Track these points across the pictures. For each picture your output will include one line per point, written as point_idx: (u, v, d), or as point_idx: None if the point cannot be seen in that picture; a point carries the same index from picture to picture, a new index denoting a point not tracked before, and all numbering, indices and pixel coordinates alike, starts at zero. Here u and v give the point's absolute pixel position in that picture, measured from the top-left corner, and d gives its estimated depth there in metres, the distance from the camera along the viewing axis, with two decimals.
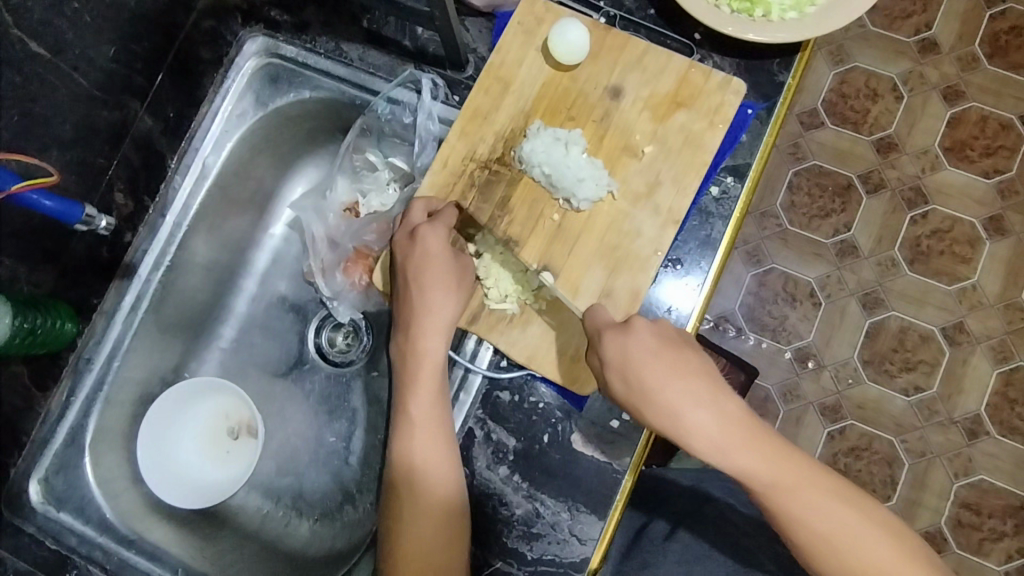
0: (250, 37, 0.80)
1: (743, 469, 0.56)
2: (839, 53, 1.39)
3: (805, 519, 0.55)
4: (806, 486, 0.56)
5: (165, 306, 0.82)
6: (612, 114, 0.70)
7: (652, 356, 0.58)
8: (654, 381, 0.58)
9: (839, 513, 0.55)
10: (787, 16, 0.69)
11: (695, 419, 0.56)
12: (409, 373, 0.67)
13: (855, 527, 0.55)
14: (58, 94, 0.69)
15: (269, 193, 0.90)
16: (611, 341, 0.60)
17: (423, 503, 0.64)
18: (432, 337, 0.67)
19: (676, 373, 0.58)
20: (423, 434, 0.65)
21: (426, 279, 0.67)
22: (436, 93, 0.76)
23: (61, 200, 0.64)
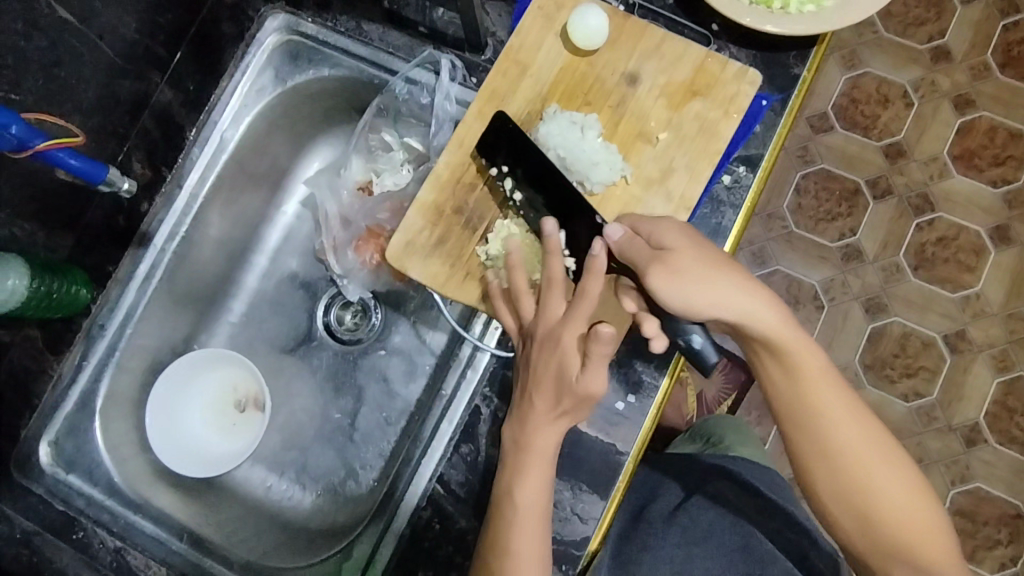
0: (273, 13, 0.81)
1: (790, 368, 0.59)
2: (852, 57, 1.40)
3: (825, 418, 0.59)
4: (835, 391, 0.59)
5: (178, 276, 0.83)
6: (628, 101, 0.71)
7: (707, 246, 0.60)
8: (709, 264, 0.59)
9: (856, 422, 0.59)
10: (805, 9, 0.70)
11: (755, 305, 0.58)
12: (512, 469, 0.62)
13: (875, 440, 0.59)
14: (83, 61, 0.70)
15: (284, 170, 0.91)
16: (664, 230, 0.62)
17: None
18: (545, 436, 0.62)
19: (732, 275, 0.60)
20: (533, 531, 0.61)
21: (535, 411, 0.62)
22: (454, 75, 0.77)
23: (87, 160, 0.66)
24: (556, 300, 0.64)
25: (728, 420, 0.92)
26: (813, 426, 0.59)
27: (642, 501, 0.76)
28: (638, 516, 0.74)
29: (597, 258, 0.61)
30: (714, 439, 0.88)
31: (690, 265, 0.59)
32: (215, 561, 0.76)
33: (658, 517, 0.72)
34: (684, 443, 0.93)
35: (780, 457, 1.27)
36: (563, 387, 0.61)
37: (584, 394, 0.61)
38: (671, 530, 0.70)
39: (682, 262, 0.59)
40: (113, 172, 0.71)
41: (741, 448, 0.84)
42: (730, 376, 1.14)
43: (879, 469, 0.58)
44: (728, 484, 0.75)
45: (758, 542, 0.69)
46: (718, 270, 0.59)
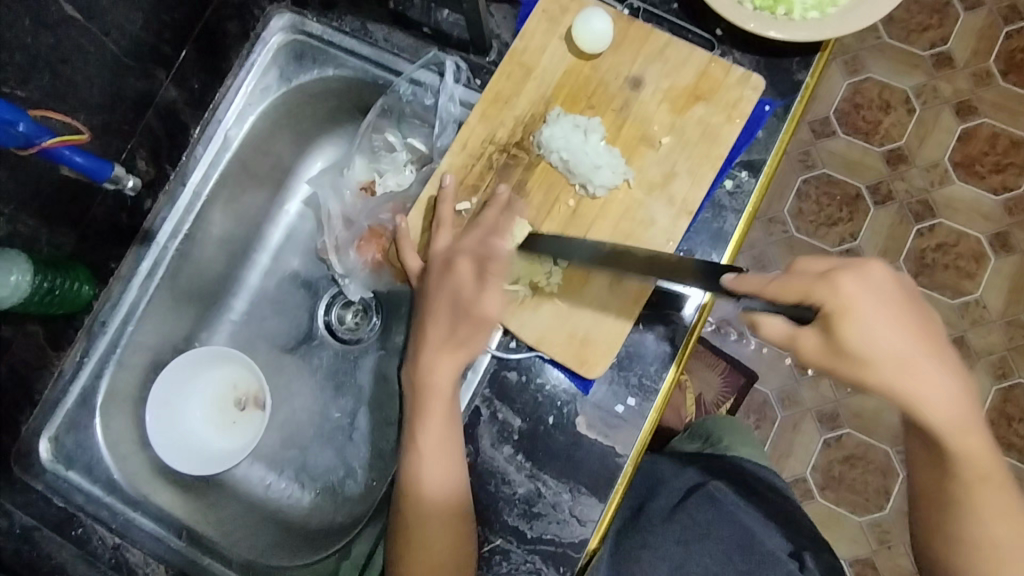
0: (277, 12, 0.81)
1: (966, 451, 0.54)
2: (855, 63, 1.40)
3: (990, 529, 0.56)
4: (995, 506, 0.56)
5: (180, 274, 0.83)
6: (632, 104, 0.71)
7: (907, 318, 0.50)
8: (893, 357, 0.49)
9: (1006, 522, 0.56)
10: (809, 15, 0.70)
11: (932, 404, 0.51)
12: (420, 407, 0.67)
13: (1022, 543, 0.56)
14: (89, 59, 0.70)
15: (288, 168, 0.91)
16: (867, 296, 0.48)
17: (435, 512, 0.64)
18: (441, 369, 0.67)
19: (915, 336, 0.50)
20: (440, 457, 0.65)
21: (432, 340, 0.68)
22: (459, 77, 0.78)
23: (92, 157, 0.66)
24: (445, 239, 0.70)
25: (723, 420, 0.92)
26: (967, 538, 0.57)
27: (640, 501, 0.76)
28: (636, 514, 0.74)
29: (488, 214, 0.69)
30: (712, 438, 0.89)
31: (867, 374, 0.49)
32: (214, 559, 0.76)
33: (657, 516, 0.72)
34: (683, 442, 0.93)
35: (778, 460, 1.28)
36: (459, 314, 0.68)
37: (480, 315, 0.68)
38: (669, 527, 0.69)
39: (860, 352, 0.48)
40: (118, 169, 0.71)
41: (738, 446, 0.84)
42: (728, 380, 1.22)
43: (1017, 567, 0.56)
44: (728, 480, 0.75)
45: (759, 541, 0.68)
46: (899, 361, 0.50)
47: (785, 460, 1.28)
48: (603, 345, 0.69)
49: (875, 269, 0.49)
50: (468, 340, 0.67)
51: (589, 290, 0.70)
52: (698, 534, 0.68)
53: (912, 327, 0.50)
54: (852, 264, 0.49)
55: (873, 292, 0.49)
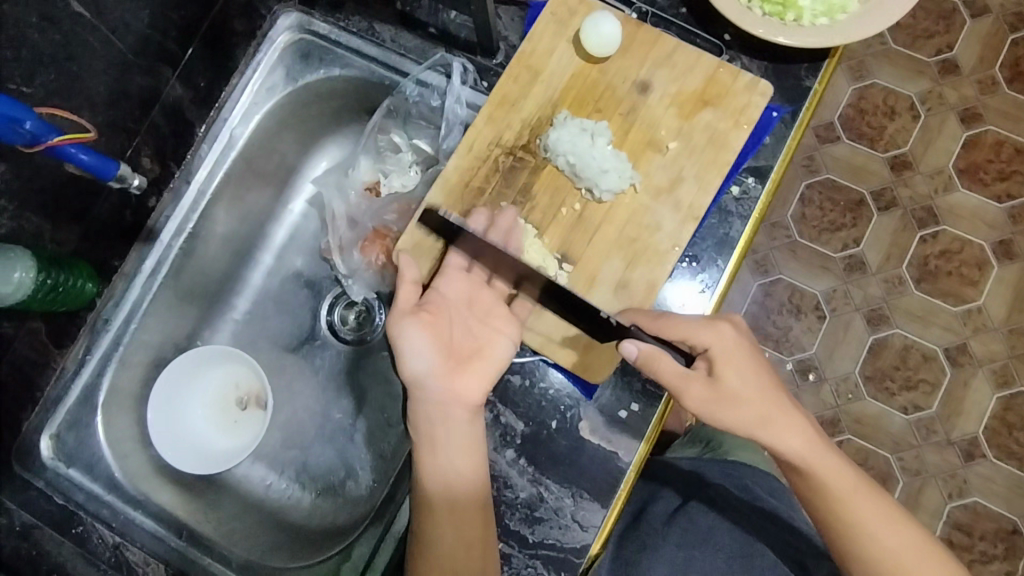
0: (285, 12, 0.80)
1: (828, 474, 0.61)
2: (860, 69, 1.40)
3: (889, 549, 0.60)
4: (891, 522, 0.61)
5: (184, 272, 0.83)
6: (639, 109, 0.71)
7: (755, 360, 0.62)
8: (754, 396, 0.60)
9: (894, 531, 0.61)
10: (818, 22, 0.70)
11: (771, 430, 0.61)
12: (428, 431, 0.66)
13: (921, 551, 0.60)
14: (95, 56, 0.70)
15: (293, 167, 0.90)
16: (717, 346, 0.61)
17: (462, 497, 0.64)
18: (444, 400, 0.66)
19: (760, 380, 0.61)
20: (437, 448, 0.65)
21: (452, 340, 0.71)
22: (466, 78, 0.77)
23: (98, 155, 0.66)
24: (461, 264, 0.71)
25: None
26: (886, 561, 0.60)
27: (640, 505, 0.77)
28: (637, 518, 0.75)
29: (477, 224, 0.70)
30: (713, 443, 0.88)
31: (727, 407, 0.60)
32: (213, 559, 0.76)
33: (657, 520, 0.72)
34: (683, 447, 0.93)
35: None
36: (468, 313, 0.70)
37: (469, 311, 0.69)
38: (670, 531, 0.70)
39: (725, 384, 0.60)
40: (124, 168, 0.71)
41: (739, 452, 0.84)
42: None
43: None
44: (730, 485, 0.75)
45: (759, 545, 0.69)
46: (760, 405, 0.60)
47: None
48: (608, 350, 0.69)
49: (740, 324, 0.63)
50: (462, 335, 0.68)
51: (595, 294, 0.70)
52: (698, 539, 0.68)
53: (756, 372, 0.61)
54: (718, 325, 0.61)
55: (739, 351, 0.61)
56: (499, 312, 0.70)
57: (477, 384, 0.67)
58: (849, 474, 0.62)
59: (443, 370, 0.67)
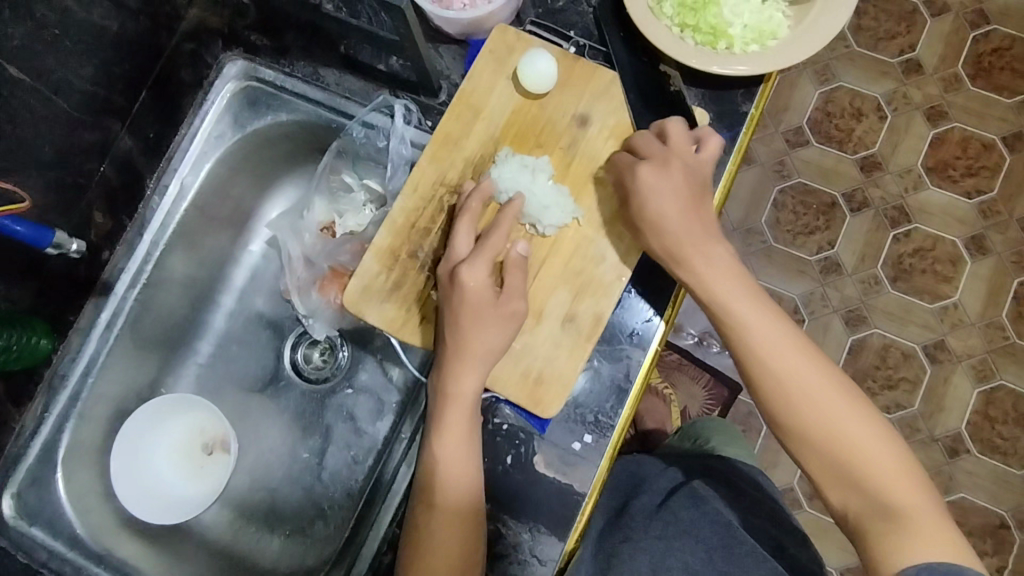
0: (230, 60, 0.82)
1: (702, 264, 0.65)
2: (825, 73, 1.41)
3: (751, 334, 0.63)
4: (797, 345, 0.62)
5: (142, 322, 0.83)
6: (579, 142, 0.72)
7: (672, 187, 0.66)
8: (663, 208, 0.66)
9: (767, 324, 0.63)
10: (750, 49, 0.71)
11: (696, 252, 0.65)
12: (441, 417, 0.65)
13: (785, 347, 0.62)
14: (39, 117, 0.71)
15: (249, 211, 0.91)
16: (648, 170, 0.67)
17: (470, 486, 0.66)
18: (468, 379, 0.65)
19: (667, 191, 0.66)
20: (456, 464, 0.65)
21: (472, 344, 0.65)
22: (409, 118, 0.79)
23: (33, 225, 0.66)
24: (462, 237, 0.67)
25: (716, 422, 0.91)
26: (796, 382, 0.61)
27: (623, 499, 0.75)
28: (620, 513, 0.73)
29: (510, 210, 0.68)
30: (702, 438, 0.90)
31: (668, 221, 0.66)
32: None
33: (641, 512, 0.70)
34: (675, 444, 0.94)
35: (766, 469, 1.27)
36: (488, 310, 0.65)
37: (509, 309, 0.66)
38: (651, 524, 0.67)
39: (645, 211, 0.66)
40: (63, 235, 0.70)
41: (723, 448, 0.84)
42: (714, 393, 1.24)
43: (791, 361, 0.62)
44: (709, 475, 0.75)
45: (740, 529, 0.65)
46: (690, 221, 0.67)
47: (774, 469, 1.27)
48: (558, 385, 0.69)
49: (674, 162, 0.67)
50: (492, 339, 0.65)
51: (544, 326, 0.70)
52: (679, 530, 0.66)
53: (689, 199, 0.67)
54: (658, 154, 0.67)
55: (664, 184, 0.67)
56: (512, 301, 0.66)
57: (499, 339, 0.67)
58: (760, 301, 0.65)
59: (462, 365, 0.65)
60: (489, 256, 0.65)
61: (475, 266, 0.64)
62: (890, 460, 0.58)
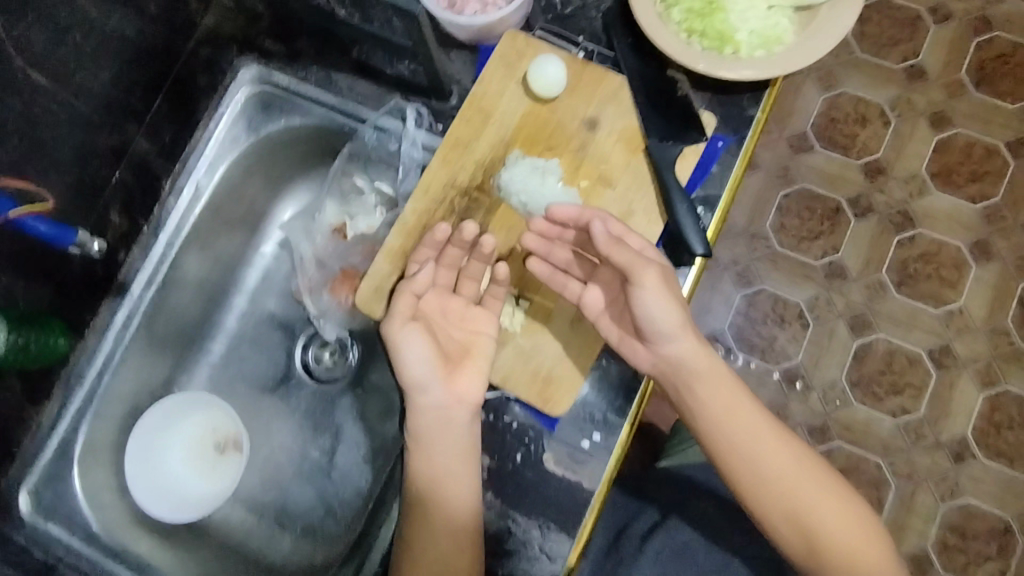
0: (245, 64, 0.84)
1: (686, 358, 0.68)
2: (829, 79, 1.42)
3: (731, 425, 0.68)
4: (767, 429, 0.69)
5: (156, 323, 0.84)
6: (589, 145, 0.74)
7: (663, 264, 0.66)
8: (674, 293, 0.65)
9: (738, 413, 0.69)
10: (756, 54, 0.72)
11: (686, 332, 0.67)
12: (418, 440, 0.69)
13: (759, 434, 0.68)
14: (61, 121, 0.73)
15: (262, 213, 0.92)
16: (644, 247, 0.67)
17: (435, 500, 0.68)
18: (425, 405, 0.69)
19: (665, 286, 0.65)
20: (445, 468, 0.68)
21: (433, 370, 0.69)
22: (420, 122, 0.81)
23: (57, 225, 0.69)
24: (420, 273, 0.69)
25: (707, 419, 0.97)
26: (814, 503, 0.67)
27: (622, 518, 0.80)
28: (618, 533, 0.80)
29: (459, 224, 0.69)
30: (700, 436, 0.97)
31: (706, 394, 0.68)
32: None
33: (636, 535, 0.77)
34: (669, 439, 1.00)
35: None
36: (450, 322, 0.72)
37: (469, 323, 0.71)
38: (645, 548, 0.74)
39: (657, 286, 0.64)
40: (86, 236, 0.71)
41: None
42: None
43: (768, 445, 0.68)
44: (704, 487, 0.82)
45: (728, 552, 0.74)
46: (679, 323, 0.65)
47: None
48: (568, 384, 0.70)
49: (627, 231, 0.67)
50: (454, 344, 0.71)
51: (553, 326, 0.72)
52: None
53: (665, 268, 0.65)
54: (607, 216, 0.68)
55: (609, 298, 0.70)
56: (474, 313, 0.72)
57: (474, 381, 0.69)
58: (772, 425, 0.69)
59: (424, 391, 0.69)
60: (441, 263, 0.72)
61: (392, 313, 0.68)
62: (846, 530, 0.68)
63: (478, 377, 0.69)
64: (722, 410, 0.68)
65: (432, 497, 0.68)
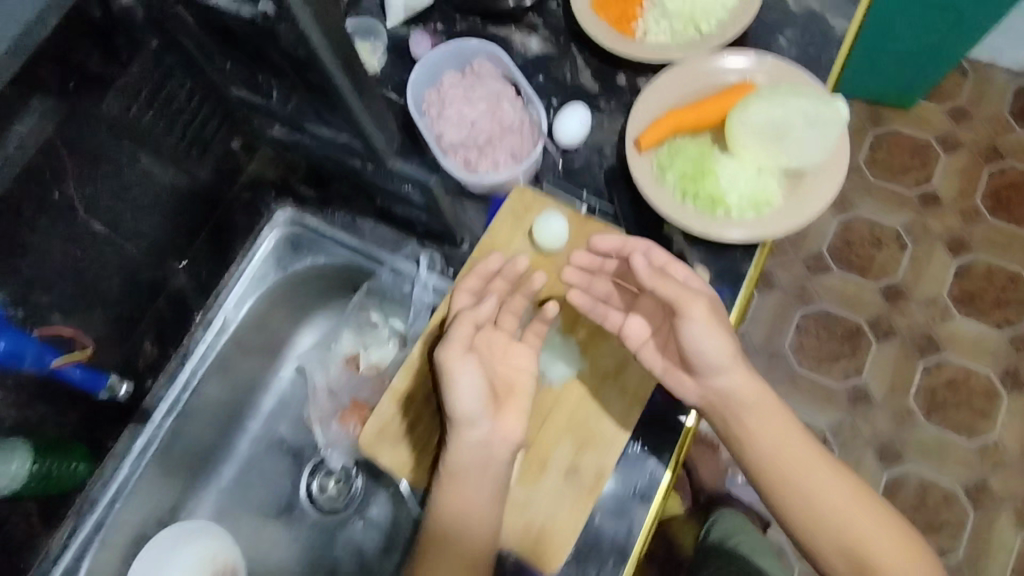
0: (281, 207, 0.92)
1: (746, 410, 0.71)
2: (843, 202, 1.46)
3: (792, 481, 0.70)
4: (834, 474, 0.71)
5: (171, 450, 0.88)
6: (589, 296, 0.77)
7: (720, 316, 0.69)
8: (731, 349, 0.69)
9: (796, 444, 0.71)
10: (745, 216, 0.77)
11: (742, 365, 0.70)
12: (454, 466, 0.68)
13: (819, 475, 0.70)
14: (111, 263, 0.80)
15: (284, 340, 0.98)
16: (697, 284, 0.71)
17: (459, 550, 0.68)
18: (470, 442, 0.67)
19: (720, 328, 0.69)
20: (478, 491, 0.67)
21: (474, 410, 0.67)
22: (433, 267, 0.86)
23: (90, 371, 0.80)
24: (483, 305, 0.71)
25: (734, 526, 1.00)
26: (879, 574, 0.67)
27: None
28: None
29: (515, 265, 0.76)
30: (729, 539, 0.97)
31: (775, 448, 0.71)
32: None
33: None
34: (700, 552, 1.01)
35: None
36: (494, 359, 0.73)
37: (511, 363, 0.73)
38: None
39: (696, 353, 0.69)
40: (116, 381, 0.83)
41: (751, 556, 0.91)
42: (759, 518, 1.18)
43: (826, 484, 0.70)
44: None
45: None
46: (728, 356, 0.69)
47: None
48: (559, 540, 0.70)
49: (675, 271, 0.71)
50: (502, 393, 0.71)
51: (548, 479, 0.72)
52: None
53: (712, 311, 0.68)
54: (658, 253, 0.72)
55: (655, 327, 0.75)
56: (516, 350, 0.73)
57: (518, 421, 0.69)
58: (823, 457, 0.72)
59: (467, 424, 0.67)
60: (497, 297, 0.75)
61: (449, 341, 0.68)
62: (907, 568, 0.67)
63: (520, 417, 0.70)
64: (780, 452, 0.71)
65: (455, 538, 0.68)
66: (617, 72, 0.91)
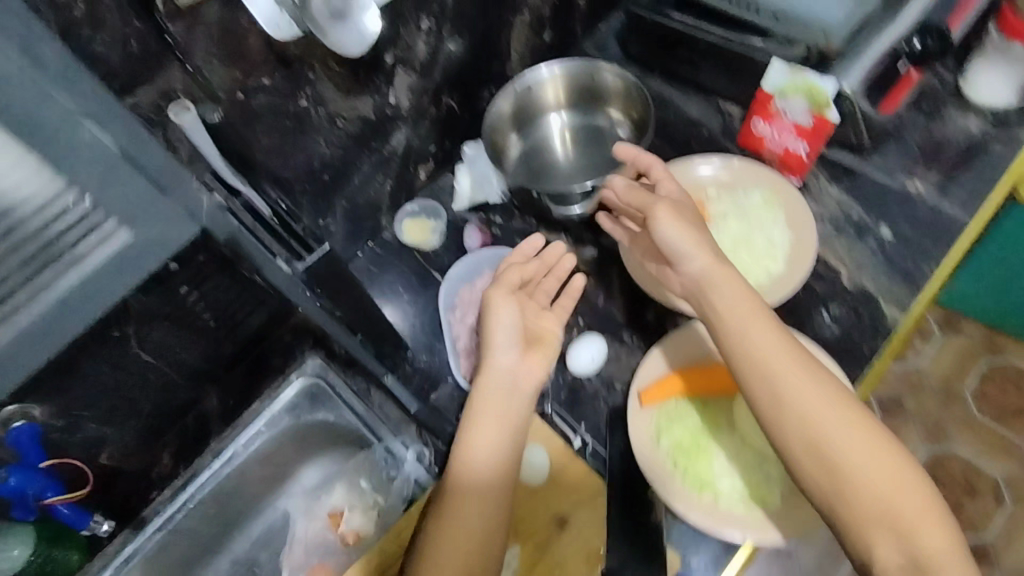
0: (311, 358, 0.99)
1: (759, 351, 0.67)
2: (938, 434, 1.33)
3: (816, 422, 0.64)
4: (858, 428, 0.64)
5: (155, 560, 0.92)
6: (551, 543, 0.77)
7: (755, 314, 0.69)
8: (768, 353, 0.67)
9: (828, 406, 0.65)
10: (735, 507, 0.73)
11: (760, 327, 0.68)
12: (479, 398, 0.77)
13: (848, 439, 0.63)
14: (151, 385, 0.88)
15: (286, 475, 1.01)
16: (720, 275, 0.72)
17: (487, 386, 0.77)
18: (502, 352, 0.79)
19: (753, 322, 0.69)
20: (496, 417, 0.76)
21: (488, 392, 0.77)
22: (421, 460, 0.90)
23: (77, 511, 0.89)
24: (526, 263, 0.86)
25: None
26: (914, 534, 0.60)
27: None
28: None
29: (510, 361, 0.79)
30: None
31: (803, 412, 0.65)
32: None
33: None
34: None
35: None
36: (523, 335, 0.81)
37: (540, 330, 0.83)
38: None
39: (717, 305, 0.71)
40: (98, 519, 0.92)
41: None
42: None
43: (857, 446, 0.63)
44: None
45: None
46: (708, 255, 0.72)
47: None
48: None
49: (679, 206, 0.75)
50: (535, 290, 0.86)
51: None
52: None
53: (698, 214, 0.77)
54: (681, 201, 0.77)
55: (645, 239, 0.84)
56: (547, 314, 0.84)
57: (540, 366, 0.80)
58: (820, 378, 0.67)
59: (500, 338, 0.79)
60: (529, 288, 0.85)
61: (498, 285, 0.82)
62: (939, 544, 0.59)
63: (545, 366, 0.80)
64: (809, 399, 0.65)
65: (470, 460, 0.73)
66: (646, 308, 0.92)
